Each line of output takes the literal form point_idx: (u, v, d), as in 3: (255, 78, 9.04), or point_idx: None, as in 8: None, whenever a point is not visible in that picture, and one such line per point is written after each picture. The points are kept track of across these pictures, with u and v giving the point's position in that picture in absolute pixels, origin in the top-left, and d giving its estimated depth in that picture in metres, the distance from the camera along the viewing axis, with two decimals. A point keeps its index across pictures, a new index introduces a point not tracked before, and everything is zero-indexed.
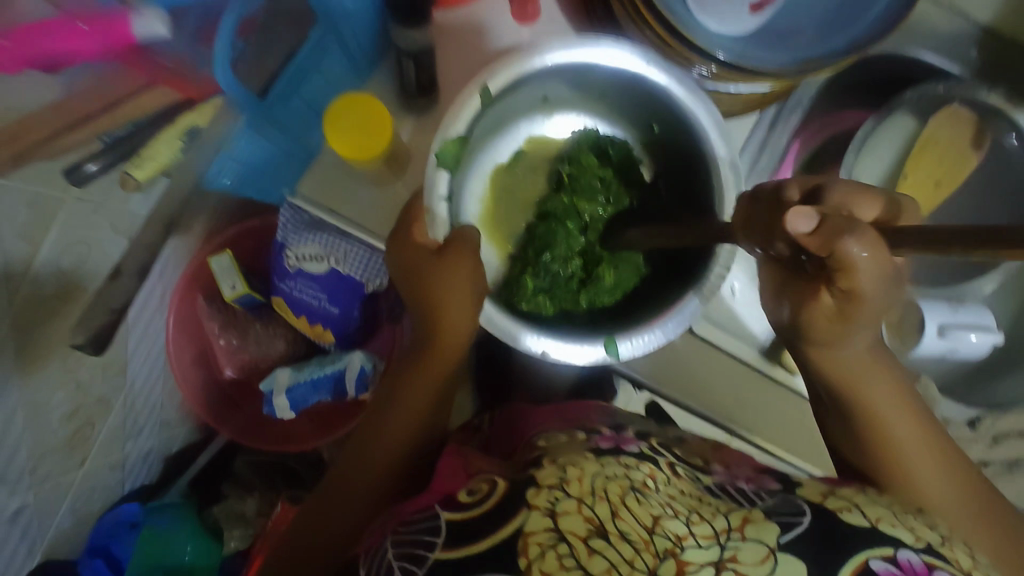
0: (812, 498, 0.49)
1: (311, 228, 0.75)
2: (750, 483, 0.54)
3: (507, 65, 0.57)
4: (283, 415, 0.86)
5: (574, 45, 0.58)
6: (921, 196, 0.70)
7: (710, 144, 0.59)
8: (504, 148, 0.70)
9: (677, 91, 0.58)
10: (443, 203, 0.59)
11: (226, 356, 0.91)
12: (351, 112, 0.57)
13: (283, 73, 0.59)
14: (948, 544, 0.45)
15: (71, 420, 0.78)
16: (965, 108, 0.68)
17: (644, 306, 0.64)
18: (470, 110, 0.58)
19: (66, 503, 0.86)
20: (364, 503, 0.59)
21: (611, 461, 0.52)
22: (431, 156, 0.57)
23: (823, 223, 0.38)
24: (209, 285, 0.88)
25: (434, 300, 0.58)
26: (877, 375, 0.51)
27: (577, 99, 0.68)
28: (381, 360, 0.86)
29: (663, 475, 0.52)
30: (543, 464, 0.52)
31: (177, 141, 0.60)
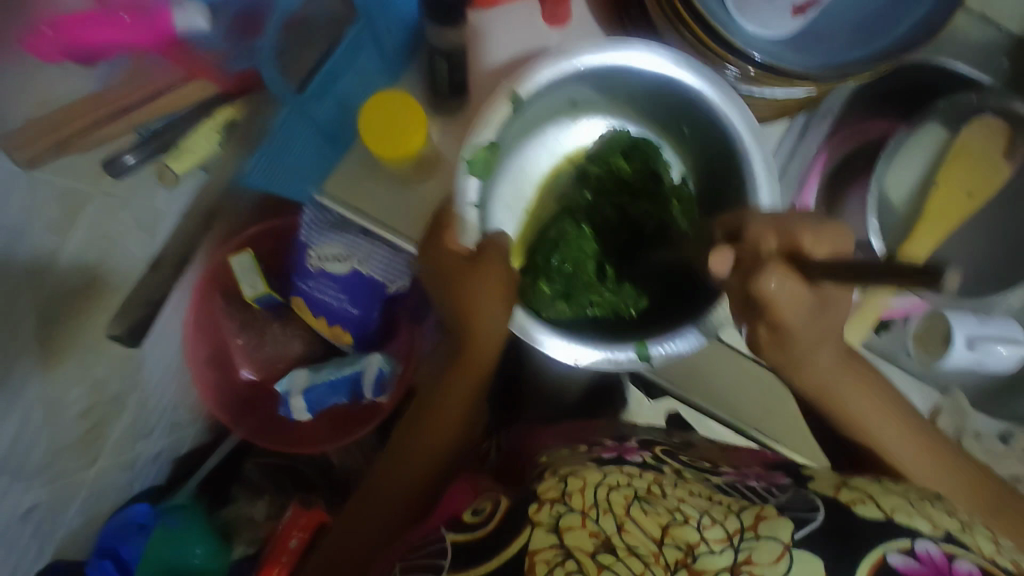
0: (823, 492, 0.46)
1: (335, 229, 0.74)
2: (760, 481, 0.50)
3: (537, 70, 0.57)
4: (299, 417, 0.86)
5: (605, 46, 0.57)
6: (946, 207, 0.70)
7: (746, 149, 0.58)
8: (532, 155, 0.70)
9: (710, 94, 0.58)
10: (474, 209, 0.57)
11: (243, 356, 0.90)
12: (382, 111, 0.57)
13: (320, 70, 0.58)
14: (968, 530, 0.43)
15: (86, 417, 0.77)
16: (998, 118, 0.67)
17: (668, 318, 0.62)
18: (500, 116, 0.57)
19: (77, 502, 0.86)
20: (390, 515, 0.59)
21: (613, 469, 0.51)
22: (462, 163, 0.56)
23: (739, 260, 0.48)
24: (228, 285, 0.88)
25: (466, 311, 0.58)
26: (860, 384, 0.56)
27: (607, 101, 0.67)
28: (399, 364, 0.85)
29: (669, 479, 0.50)
30: (546, 477, 0.50)
31: (214, 133, 0.61)
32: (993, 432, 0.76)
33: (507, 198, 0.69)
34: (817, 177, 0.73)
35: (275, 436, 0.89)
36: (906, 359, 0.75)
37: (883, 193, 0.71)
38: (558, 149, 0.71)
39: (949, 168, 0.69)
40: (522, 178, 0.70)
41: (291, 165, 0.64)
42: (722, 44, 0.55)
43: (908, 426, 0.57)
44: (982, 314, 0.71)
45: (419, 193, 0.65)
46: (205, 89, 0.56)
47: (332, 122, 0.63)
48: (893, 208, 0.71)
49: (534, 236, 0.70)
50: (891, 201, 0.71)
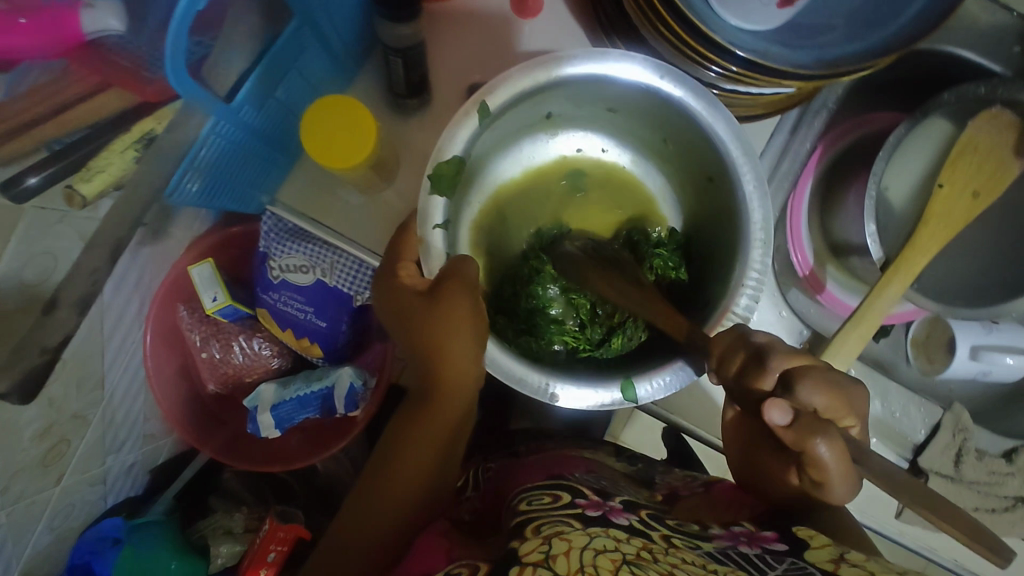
0: (823, 566, 0.40)
1: (295, 238, 0.71)
2: (753, 546, 0.45)
3: (508, 80, 0.52)
4: (267, 434, 0.81)
5: (579, 57, 0.52)
6: (958, 210, 0.63)
7: (736, 165, 0.53)
8: (505, 172, 0.65)
9: (694, 106, 0.53)
10: (437, 231, 0.53)
11: (209, 369, 0.85)
12: (330, 115, 0.52)
13: (255, 72, 0.51)
14: None
15: (44, 438, 0.73)
16: (1009, 111, 0.61)
17: (650, 353, 0.57)
18: (467, 130, 0.52)
19: (43, 521, 0.82)
20: (359, 559, 0.54)
21: (599, 532, 0.46)
22: (425, 180, 0.52)
23: (797, 418, 0.43)
24: (192, 294, 0.84)
25: (437, 344, 0.52)
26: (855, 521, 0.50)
27: (584, 114, 0.62)
28: (372, 376, 0.82)
29: (660, 546, 0.45)
30: (528, 536, 0.47)
31: (131, 149, 0.51)
32: (997, 449, 0.72)
33: (476, 215, 0.64)
34: (811, 177, 0.69)
35: (243, 453, 0.85)
36: (907, 368, 0.73)
37: (883, 192, 0.68)
38: (535, 167, 0.67)
39: (953, 165, 0.63)
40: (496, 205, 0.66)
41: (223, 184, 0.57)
42: (705, 41, 0.49)
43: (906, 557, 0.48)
44: (990, 322, 0.67)
45: (382, 199, 0.62)
46: (125, 99, 0.49)
47: (277, 129, 0.58)
48: (893, 208, 0.69)
49: (502, 275, 0.65)
50: (890, 202, 0.69)
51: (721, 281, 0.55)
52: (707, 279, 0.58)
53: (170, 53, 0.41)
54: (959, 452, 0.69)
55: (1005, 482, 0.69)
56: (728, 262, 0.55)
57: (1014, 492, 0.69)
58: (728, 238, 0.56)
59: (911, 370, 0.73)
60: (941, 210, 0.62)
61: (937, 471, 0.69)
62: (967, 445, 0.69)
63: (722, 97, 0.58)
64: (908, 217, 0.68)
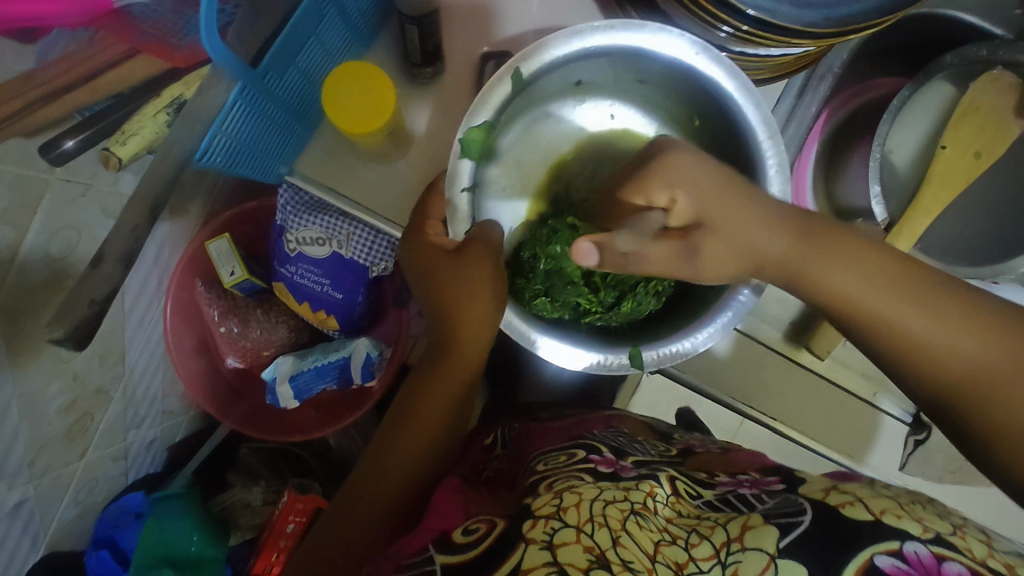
0: (812, 495, 0.45)
1: (313, 210, 0.73)
2: (753, 487, 0.49)
3: (545, 46, 0.54)
4: (286, 404, 0.83)
5: (617, 28, 0.54)
6: (959, 168, 0.65)
7: (757, 145, 0.54)
8: (531, 134, 0.67)
9: (727, 87, 0.54)
10: (464, 194, 0.56)
11: (227, 345, 0.86)
12: (353, 82, 0.53)
13: (279, 39, 0.52)
14: (959, 533, 0.41)
15: (69, 412, 0.75)
16: (1010, 74, 0.63)
17: (661, 324, 0.61)
18: (499, 95, 0.55)
19: (68, 494, 0.84)
20: (384, 512, 0.57)
21: (609, 484, 0.50)
22: (454, 145, 0.54)
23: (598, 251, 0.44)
24: (208, 271, 0.85)
25: (448, 304, 0.54)
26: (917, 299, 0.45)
27: (614, 83, 0.64)
28: (387, 347, 0.84)
29: (662, 493, 0.50)
30: (540, 491, 0.50)
31: (162, 113, 0.52)
32: None
33: (504, 180, 0.66)
34: (815, 141, 0.72)
35: (264, 424, 0.87)
36: None
37: (888, 154, 0.69)
38: (562, 131, 0.68)
39: (955, 128, 0.65)
40: (519, 164, 0.67)
41: (253, 156, 0.57)
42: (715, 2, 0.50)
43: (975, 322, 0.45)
44: (990, 282, 0.70)
45: (396, 169, 0.64)
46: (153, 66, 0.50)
47: (298, 98, 0.59)
48: (896, 170, 0.69)
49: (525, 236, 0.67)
50: (894, 164, 0.69)
51: None
52: None
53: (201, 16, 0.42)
54: None
55: None
56: None
57: None
58: None
59: None
60: (944, 169, 0.65)
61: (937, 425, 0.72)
62: None
63: (732, 60, 0.59)
64: (911, 177, 0.69)
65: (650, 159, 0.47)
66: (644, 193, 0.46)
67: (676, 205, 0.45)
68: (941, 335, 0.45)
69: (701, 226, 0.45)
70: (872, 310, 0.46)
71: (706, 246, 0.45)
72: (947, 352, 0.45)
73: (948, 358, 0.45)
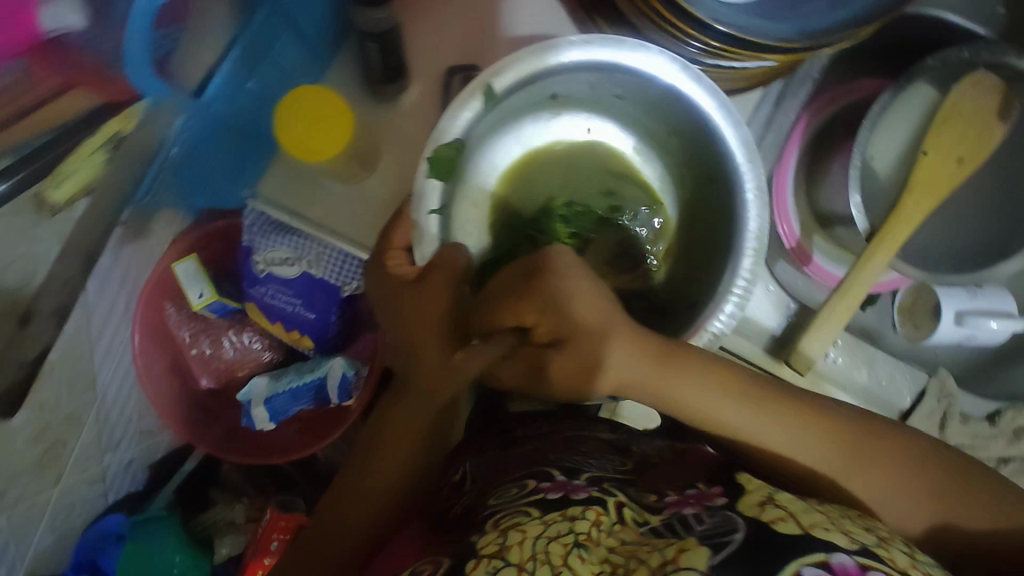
0: (746, 511, 0.42)
1: (279, 230, 0.71)
2: (694, 504, 0.45)
3: (516, 60, 0.53)
4: (263, 427, 0.81)
5: (594, 41, 0.53)
6: (941, 174, 0.63)
7: (735, 167, 0.53)
8: (504, 148, 0.64)
9: (708, 105, 0.53)
10: (433, 216, 0.53)
11: (202, 365, 0.87)
12: (301, 104, 0.50)
13: (226, 67, 0.50)
14: (884, 545, 0.39)
15: (38, 441, 0.72)
16: (993, 75, 0.61)
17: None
18: (467, 113, 0.52)
19: (44, 521, 0.82)
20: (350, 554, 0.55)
21: (556, 516, 0.46)
22: (423, 163, 0.51)
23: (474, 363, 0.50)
24: (177, 292, 0.83)
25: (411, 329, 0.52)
26: (758, 398, 0.49)
27: (591, 99, 0.62)
28: (364, 365, 0.81)
29: (609, 519, 0.46)
30: (488, 529, 0.47)
31: (99, 152, 0.46)
32: (981, 412, 0.72)
33: (472, 193, 0.64)
34: (797, 147, 0.70)
35: (242, 447, 0.85)
36: (893, 335, 0.75)
37: (869, 161, 0.68)
38: (534, 143, 0.65)
39: (936, 133, 0.63)
40: (490, 182, 0.65)
41: (205, 183, 0.58)
42: (682, 18, 0.49)
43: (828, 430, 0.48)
44: (974, 287, 0.68)
45: (366, 190, 0.63)
46: (88, 100, 0.43)
47: (253, 123, 0.57)
48: (877, 177, 0.68)
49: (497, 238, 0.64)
50: (876, 172, 0.68)
51: (713, 275, 0.56)
52: (701, 267, 0.59)
53: (128, 48, 0.41)
54: (944, 417, 0.69)
55: (987, 445, 0.69)
56: (720, 258, 0.56)
57: (997, 454, 0.70)
58: (724, 240, 0.56)
59: (897, 337, 0.75)
60: (927, 177, 0.63)
61: None
62: (952, 410, 0.69)
63: (706, 71, 0.57)
64: (895, 183, 0.68)
65: (528, 279, 0.48)
66: (515, 316, 0.48)
67: (543, 325, 0.48)
68: (790, 444, 0.48)
69: (559, 343, 0.49)
70: (727, 425, 0.49)
71: (553, 361, 0.49)
72: (790, 452, 0.48)
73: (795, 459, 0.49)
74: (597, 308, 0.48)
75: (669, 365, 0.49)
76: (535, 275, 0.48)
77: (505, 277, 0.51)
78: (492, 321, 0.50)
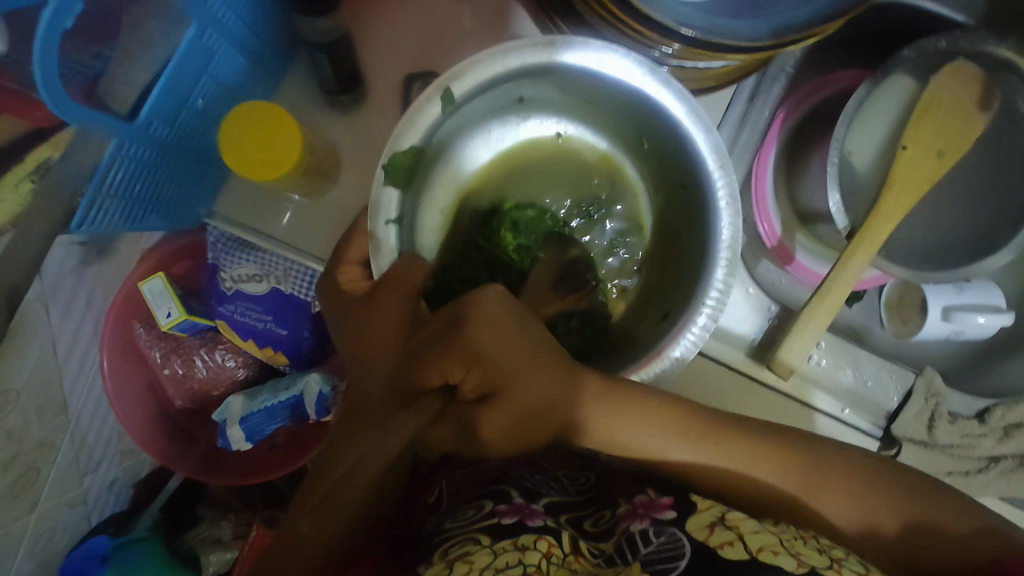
0: (695, 534, 0.45)
1: (244, 247, 0.70)
2: (643, 519, 0.48)
3: (480, 62, 0.50)
4: (240, 447, 0.79)
5: (560, 44, 0.50)
6: (921, 171, 0.60)
7: (707, 174, 0.51)
8: (471, 154, 0.61)
9: (677, 112, 0.51)
10: (389, 227, 0.50)
11: (176, 386, 0.82)
12: (246, 125, 0.50)
13: (158, 87, 0.48)
14: (834, 566, 0.43)
15: (6, 471, 0.66)
16: (971, 65, 0.59)
17: (625, 347, 0.57)
18: (428, 117, 0.50)
19: (22, 548, 0.76)
20: None
21: (506, 543, 0.47)
22: (378, 171, 0.49)
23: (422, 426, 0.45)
24: (146, 311, 0.81)
25: (362, 344, 0.49)
26: (703, 430, 0.52)
27: (560, 101, 0.59)
28: (341, 380, 0.79)
29: (561, 551, 0.46)
30: (436, 560, 0.48)
31: (27, 181, 0.44)
32: (969, 410, 0.70)
33: (439, 199, 0.60)
34: (774, 144, 0.67)
35: (219, 468, 0.84)
36: (880, 330, 0.73)
37: (847, 156, 0.66)
38: (502, 148, 0.63)
39: (915, 125, 0.61)
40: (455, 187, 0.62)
41: (151, 204, 0.54)
42: (642, 19, 0.47)
43: (777, 453, 0.51)
44: (961, 282, 0.67)
45: (328, 203, 0.61)
46: (13, 127, 0.43)
47: (195, 139, 0.55)
48: (857, 171, 0.66)
49: (461, 239, 0.61)
50: (854, 166, 0.66)
51: (687, 287, 0.54)
52: (674, 279, 0.57)
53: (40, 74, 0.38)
54: (933, 417, 0.67)
55: (976, 445, 0.67)
56: (694, 268, 0.54)
57: (985, 453, 0.68)
58: (698, 249, 0.54)
59: (884, 333, 0.73)
60: (906, 175, 0.60)
61: (911, 439, 0.66)
62: (940, 409, 0.67)
63: (674, 72, 0.56)
64: (876, 178, 0.65)
65: (453, 330, 0.46)
66: (440, 371, 0.45)
67: (469, 381, 0.45)
68: (749, 466, 0.51)
69: (487, 399, 0.46)
70: (677, 457, 0.52)
71: (482, 419, 0.46)
72: (745, 476, 0.51)
73: (748, 484, 0.51)
74: (538, 344, 0.48)
75: (612, 401, 0.50)
76: (459, 328, 0.45)
77: (428, 327, 0.48)
78: (418, 380, 0.45)
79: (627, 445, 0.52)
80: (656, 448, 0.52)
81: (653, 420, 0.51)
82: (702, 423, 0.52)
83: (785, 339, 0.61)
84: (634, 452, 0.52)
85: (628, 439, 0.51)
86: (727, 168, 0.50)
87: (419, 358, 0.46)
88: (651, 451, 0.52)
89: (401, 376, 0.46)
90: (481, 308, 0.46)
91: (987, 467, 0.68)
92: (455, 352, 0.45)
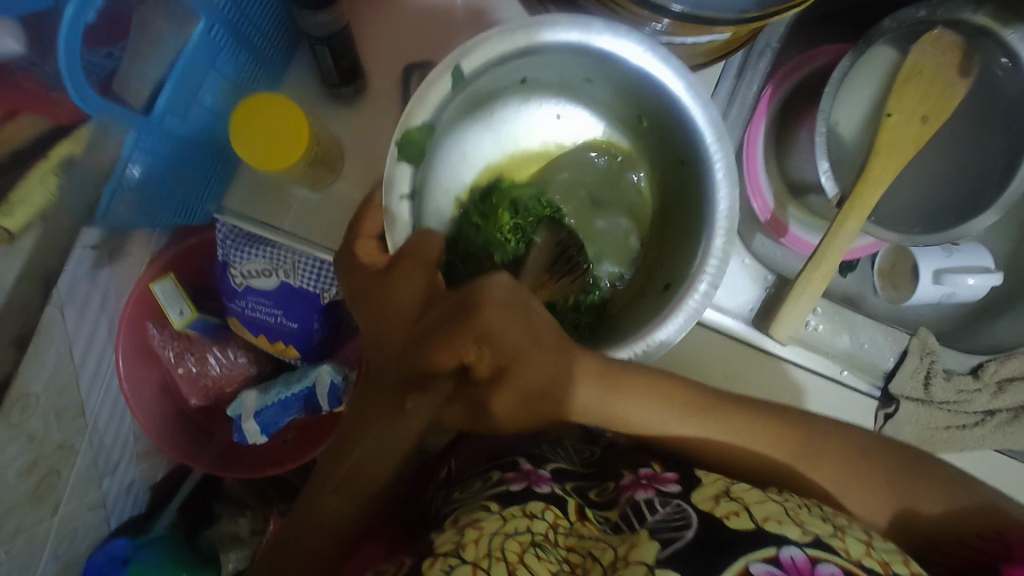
0: (703, 505, 0.47)
1: (252, 242, 0.71)
2: (648, 488, 0.50)
3: (486, 42, 0.51)
4: (255, 440, 0.81)
5: (563, 24, 0.51)
6: (907, 136, 0.62)
7: (704, 148, 0.53)
8: (475, 137, 0.63)
9: (677, 88, 0.53)
10: (404, 201, 0.51)
11: (190, 385, 0.85)
12: (253, 121, 0.52)
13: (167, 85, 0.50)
14: (839, 534, 0.45)
15: (30, 473, 0.68)
16: (949, 32, 0.62)
17: (627, 319, 0.59)
18: (438, 93, 0.51)
19: (47, 550, 0.77)
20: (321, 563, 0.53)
21: (515, 511, 0.49)
22: (393, 146, 0.51)
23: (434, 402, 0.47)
24: (157, 313, 0.82)
25: (377, 318, 0.50)
26: (700, 406, 0.54)
27: (560, 82, 0.61)
28: (351, 370, 0.81)
29: (567, 522, 0.50)
30: (447, 528, 0.50)
31: (51, 176, 0.45)
32: (964, 367, 0.72)
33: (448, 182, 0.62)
34: (763, 117, 0.69)
35: (235, 461, 0.86)
36: (874, 297, 0.76)
37: (835, 126, 0.68)
38: (504, 131, 0.64)
39: (900, 93, 0.62)
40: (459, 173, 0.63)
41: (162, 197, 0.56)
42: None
43: (774, 427, 0.53)
44: (949, 245, 0.69)
45: (333, 193, 0.63)
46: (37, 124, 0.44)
47: (205, 132, 0.57)
48: (844, 139, 0.68)
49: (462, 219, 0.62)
50: (841, 136, 0.68)
51: (682, 262, 0.56)
52: (671, 254, 0.59)
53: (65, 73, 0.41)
54: (929, 374, 0.69)
55: (972, 399, 0.69)
56: (692, 239, 0.56)
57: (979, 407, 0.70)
58: (696, 220, 0.56)
59: (878, 300, 0.76)
60: (890, 140, 0.62)
61: (908, 396, 0.68)
62: (935, 366, 0.69)
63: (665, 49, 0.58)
64: (862, 146, 0.68)
65: (460, 313, 0.46)
66: (453, 351, 0.45)
67: (483, 360, 0.46)
68: (749, 438, 0.53)
69: (497, 378, 0.47)
70: (678, 431, 0.54)
71: (491, 394, 0.47)
72: (742, 446, 0.53)
73: (745, 455, 0.53)
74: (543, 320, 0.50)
75: (615, 378, 0.52)
76: (467, 312, 0.46)
77: (439, 307, 0.48)
78: (432, 360, 0.46)
79: (633, 424, 0.54)
80: (659, 426, 0.54)
81: (652, 399, 0.53)
82: (699, 399, 0.54)
83: (784, 307, 0.63)
84: (637, 429, 0.54)
85: (638, 420, 0.53)
86: (722, 139, 0.53)
87: (433, 332, 0.47)
88: (657, 429, 0.54)
89: (413, 359, 0.47)
90: (489, 293, 0.47)
91: (981, 421, 0.70)
92: (468, 330, 0.45)
